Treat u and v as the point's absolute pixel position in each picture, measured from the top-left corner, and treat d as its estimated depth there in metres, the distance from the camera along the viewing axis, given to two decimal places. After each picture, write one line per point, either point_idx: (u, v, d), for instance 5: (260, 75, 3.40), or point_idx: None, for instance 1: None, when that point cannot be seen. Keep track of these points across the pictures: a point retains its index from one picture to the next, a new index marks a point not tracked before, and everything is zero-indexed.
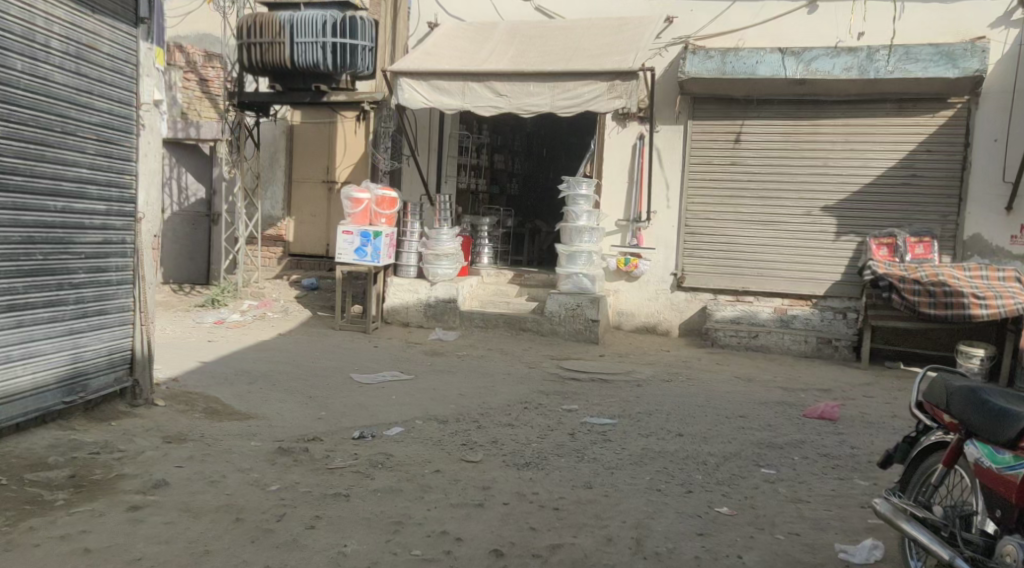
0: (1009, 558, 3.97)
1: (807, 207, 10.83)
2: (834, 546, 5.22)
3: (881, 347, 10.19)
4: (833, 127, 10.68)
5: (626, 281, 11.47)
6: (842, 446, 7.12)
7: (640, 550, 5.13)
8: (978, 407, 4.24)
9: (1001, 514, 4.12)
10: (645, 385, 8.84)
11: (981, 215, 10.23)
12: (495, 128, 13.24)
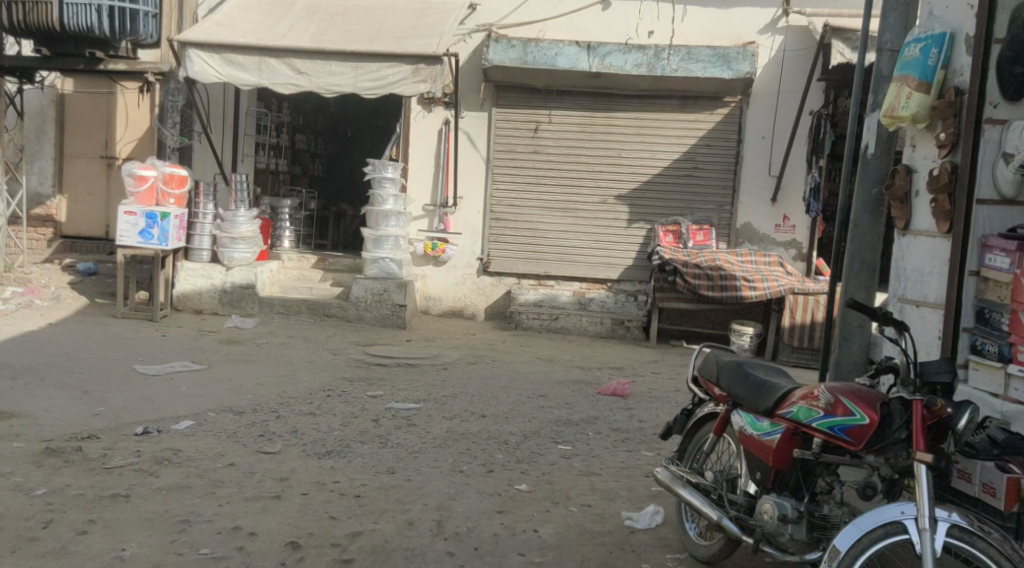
0: (767, 516, 4.11)
1: (604, 195, 11.22)
2: (621, 514, 5.41)
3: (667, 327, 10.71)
4: (626, 121, 11.07)
5: (432, 266, 11.40)
6: (632, 420, 7.42)
7: (441, 532, 5.09)
8: (743, 379, 4.51)
9: (761, 477, 4.29)
10: (450, 368, 8.88)
11: (751, 206, 10.93)
12: (295, 106, 12.86)
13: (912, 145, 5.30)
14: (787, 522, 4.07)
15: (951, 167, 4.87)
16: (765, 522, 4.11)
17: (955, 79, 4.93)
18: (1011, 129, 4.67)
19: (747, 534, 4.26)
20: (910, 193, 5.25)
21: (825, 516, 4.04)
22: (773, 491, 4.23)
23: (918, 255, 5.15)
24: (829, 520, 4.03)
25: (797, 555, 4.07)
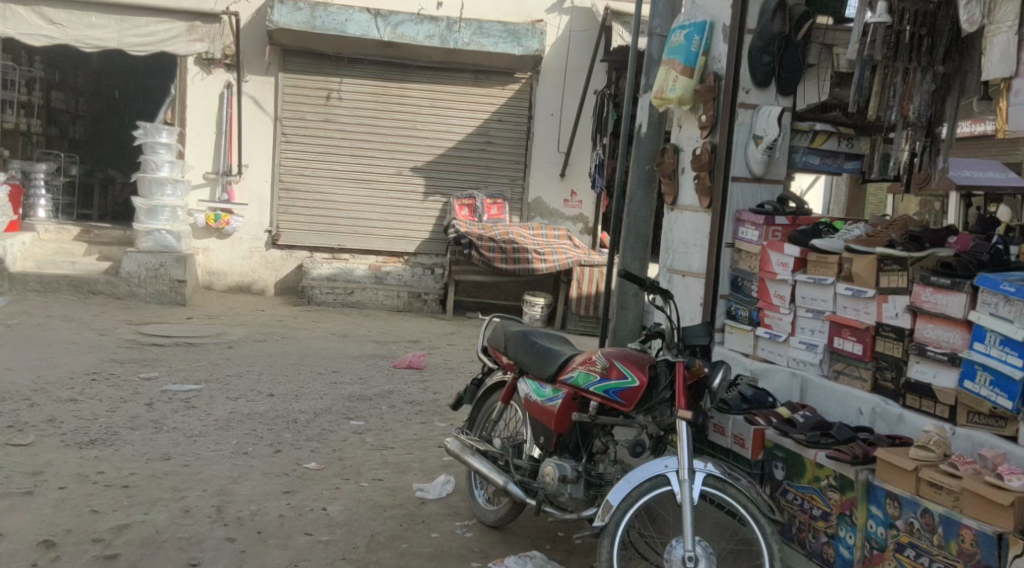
0: (549, 478, 4.23)
1: (399, 166, 11.20)
2: (412, 486, 5.45)
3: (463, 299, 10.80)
4: (419, 92, 11.06)
5: (216, 239, 10.94)
6: (427, 393, 7.48)
7: (220, 518, 4.93)
8: (529, 348, 4.63)
9: (545, 440, 4.43)
10: (236, 346, 8.61)
11: (542, 180, 11.23)
12: (48, 61, 11.94)
13: (680, 127, 5.63)
14: (566, 483, 4.20)
15: (711, 147, 5.20)
16: (547, 484, 4.24)
17: (714, 65, 5.27)
18: (760, 113, 5.04)
19: (531, 497, 4.40)
20: (678, 170, 5.58)
21: (601, 474, 4.24)
22: (555, 455, 4.38)
23: (684, 228, 5.50)
24: (604, 478, 4.24)
25: (575, 513, 4.24)
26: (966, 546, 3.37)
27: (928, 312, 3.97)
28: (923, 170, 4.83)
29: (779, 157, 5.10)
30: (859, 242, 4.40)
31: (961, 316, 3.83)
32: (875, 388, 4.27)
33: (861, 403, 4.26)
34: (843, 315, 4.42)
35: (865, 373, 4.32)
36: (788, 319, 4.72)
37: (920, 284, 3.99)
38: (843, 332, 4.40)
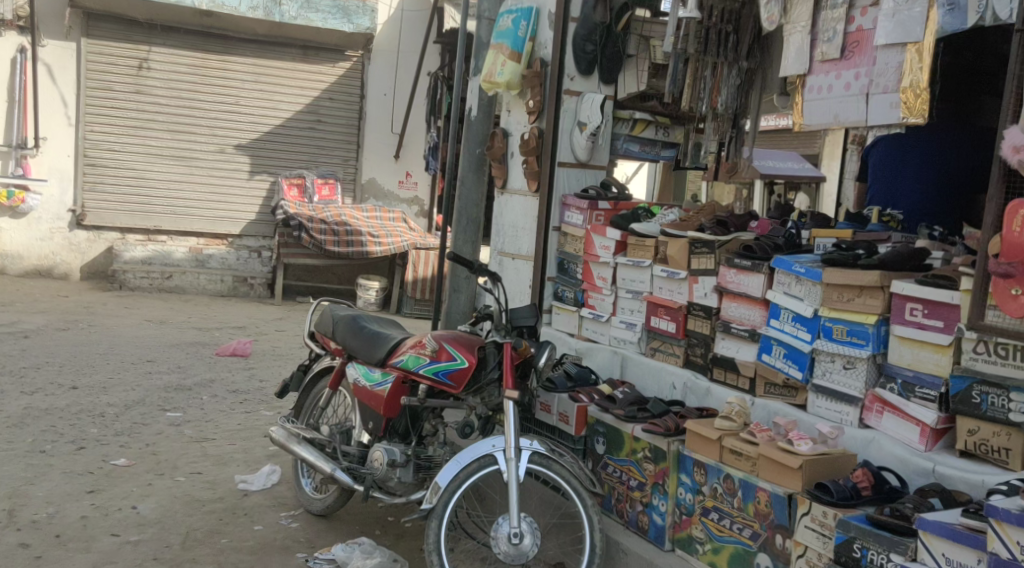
0: (378, 463, 4.25)
1: (221, 143, 10.84)
2: (234, 479, 5.33)
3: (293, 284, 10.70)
4: (243, 65, 10.77)
5: (9, 218, 10.21)
6: (252, 381, 7.32)
7: (13, 522, 4.64)
8: (358, 332, 4.61)
9: (374, 426, 4.43)
10: (35, 336, 8.13)
11: (376, 162, 11.17)
12: None
13: (508, 111, 5.71)
14: (395, 467, 4.24)
15: (538, 132, 5.33)
16: (376, 470, 4.25)
17: (539, 51, 5.38)
18: (584, 100, 5.21)
19: (359, 483, 4.40)
20: (507, 154, 5.66)
21: (430, 457, 4.29)
22: (384, 440, 4.39)
23: (513, 211, 5.61)
24: (433, 460, 4.29)
25: (403, 497, 4.27)
26: (762, 507, 3.62)
27: (732, 292, 4.25)
28: (729, 160, 5.12)
29: (603, 144, 5.33)
30: (674, 226, 4.62)
31: (759, 296, 4.12)
32: (687, 363, 4.52)
33: (674, 379, 4.50)
34: (659, 295, 4.64)
35: (678, 350, 4.56)
36: (609, 300, 4.92)
37: (725, 266, 4.26)
38: (659, 312, 4.62)
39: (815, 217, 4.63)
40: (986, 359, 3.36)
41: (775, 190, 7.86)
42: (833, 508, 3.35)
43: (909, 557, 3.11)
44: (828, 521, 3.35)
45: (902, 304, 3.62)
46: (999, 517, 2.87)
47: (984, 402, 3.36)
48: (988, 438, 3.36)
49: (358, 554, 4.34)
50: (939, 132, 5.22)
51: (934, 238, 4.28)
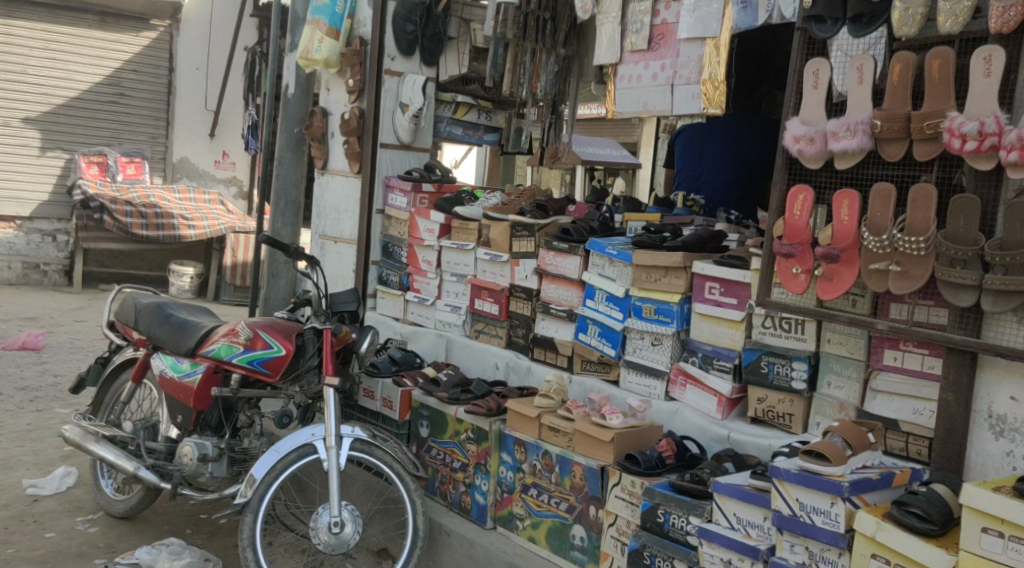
0: (187, 458, 4.10)
1: (5, 116, 10.06)
2: (21, 484, 5.03)
3: (94, 270, 10.23)
4: (29, 30, 10.05)
5: None
6: (44, 376, 6.93)
7: None
8: (163, 321, 4.43)
9: (183, 419, 4.31)
10: None
11: (188, 140, 10.76)
12: None
13: (328, 89, 5.59)
14: (206, 462, 4.11)
15: (359, 112, 5.28)
16: (186, 465, 4.10)
17: (359, 29, 5.35)
18: (405, 82, 5.21)
19: (166, 481, 4.23)
20: (328, 134, 5.54)
21: (245, 449, 4.19)
22: (195, 433, 4.26)
23: (334, 192, 5.54)
24: (248, 452, 4.19)
25: (215, 492, 4.13)
26: (577, 480, 3.76)
27: (551, 274, 4.37)
28: (551, 144, 5.37)
29: (425, 126, 5.34)
30: (495, 209, 4.73)
31: (576, 276, 4.25)
32: (509, 344, 4.62)
33: (496, 359, 4.59)
34: (482, 278, 4.72)
35: (501, 331, 4.65)
36: (434, 284, 4.96)
37: (544, 249, 4.37)
38: (483, 295, 4.69)
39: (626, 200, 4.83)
40: (773, 332, 3.66)
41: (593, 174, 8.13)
42: (641, 478, 3.54)
43: (707, 519, 3.34)
44: (636, 489, 3.55)
45: (702, 284, 3.86)
46: (782, 477, 3.08)
47: (771, 372, 3.65)
48: (774, 405, 3.66)
49: (163, 556, 4.18)
50: (729, 122, 5.45)
51: (730, 221, 4.58)
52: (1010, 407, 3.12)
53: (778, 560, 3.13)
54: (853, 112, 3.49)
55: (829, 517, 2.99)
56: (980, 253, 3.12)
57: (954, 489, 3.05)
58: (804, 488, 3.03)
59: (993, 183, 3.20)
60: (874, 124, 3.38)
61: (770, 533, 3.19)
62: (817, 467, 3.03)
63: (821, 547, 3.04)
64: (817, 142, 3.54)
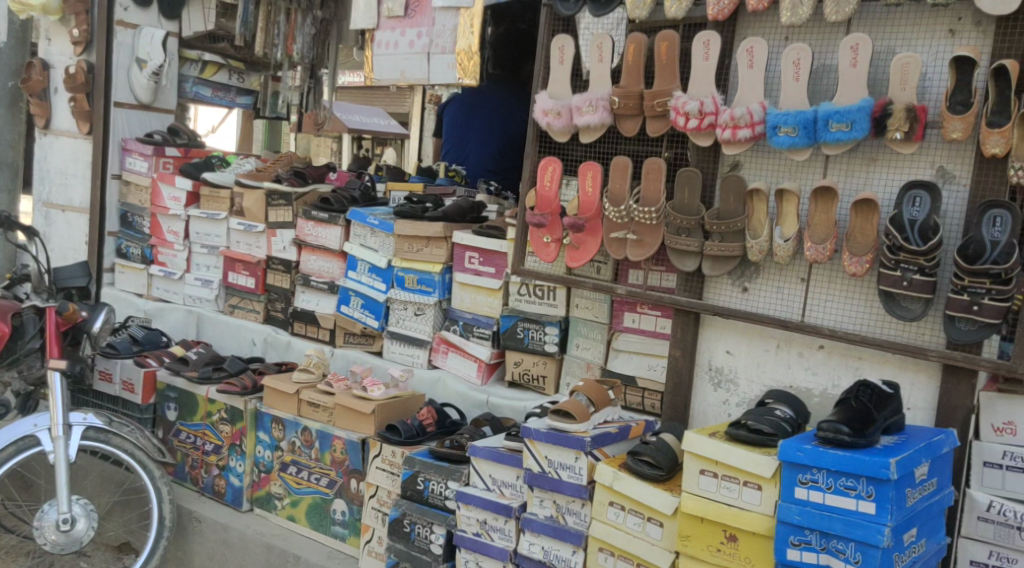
0: None
1: None
2: None
3: None
4: None
5: None
6: None
7: None
8: None
9: None
10: None
11: None
12: None
13: (48, 40, 5.26)
14: None
15: (86, 67, 5.03)
16: None
17: None
18: (141, 34, 5.03)
19: None
20: (49, 89, 5.23)
21: None
22: None
23: (60, 155, 5.28)
24: None
25: None
26: (338, 455, 3.71)
27: (310, 244, 4.33)
28: (311, 112, 6.02)
29: (166, 86, 5.23)
30: (249, 176, 4.62)
31: (337, 247, 4.23)
32: (267, 319, 4.55)
33: (253, 335, 4.49)
34: (236, 250, 4.65)
35: (257, 305, 4.56)
36: (182, 257, 4.84)
37: (303, 218, 4.33)
38: (236, 268, 4.62)
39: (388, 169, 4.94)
40: (528, 299, 3.79)
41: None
42: (401, 447, 3.55)
43: (463, 483, 3.42)
44: (396, 460, 3.55)
45: (462, 253, 3.93)
46: (531, 437, 3.23)
47: (526, 338, 3.77)
48: (530, 368, 3.80)
49: None
50: (491, 97, 5.11)
51: (490, 192, 4.66)
52: (726, 361, 3.45)
53: (530, 516, 3.27)
54: (594, 89, 3.63)
55: (573, 471, 3.17)
56: (702, 223, 3.40)
57: (678, 436, 3.29)
58: (551, 445, 3.20)
59: (711, 156, 3.53)
60: (613, 101, 3.54)
61: (522, 491, 3.32)
62: (564, 424, 3.20)
63: (566, 499, 3.22)
64: (563, 117, 3.64)
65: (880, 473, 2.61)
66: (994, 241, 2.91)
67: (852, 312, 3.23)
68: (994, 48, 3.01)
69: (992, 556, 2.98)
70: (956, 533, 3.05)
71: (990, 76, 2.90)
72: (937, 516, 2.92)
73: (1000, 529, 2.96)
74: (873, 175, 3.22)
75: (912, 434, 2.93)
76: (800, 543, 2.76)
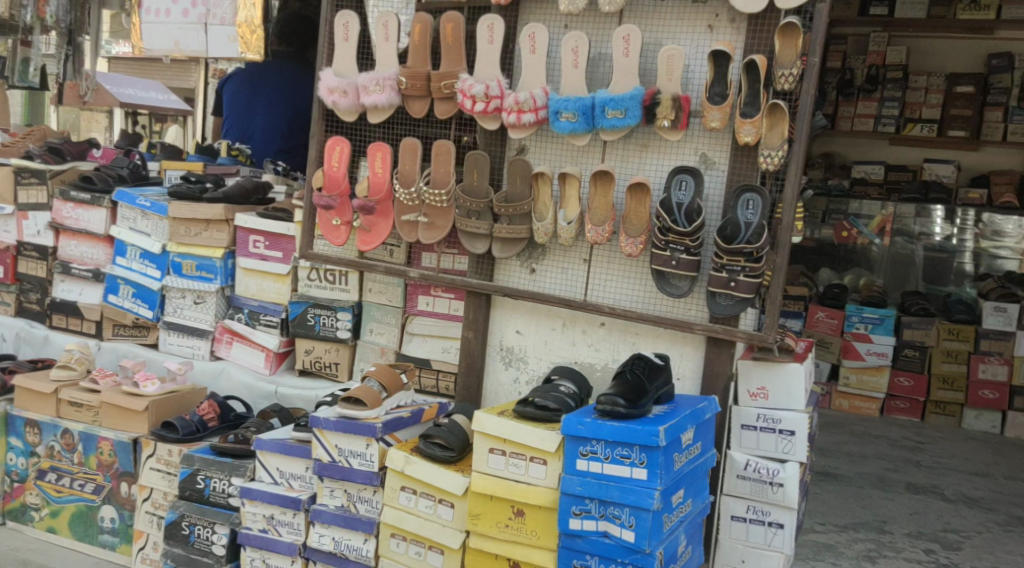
0: None
1: None
2: None
3: None
4: None
5: None
6: None
7: None
8: None
9: None
10: None
11: None
12: None
13: None
14: None
15: None
16: None
17: None
18: None
19: None
20: None
21: None
22: None
23: None
24: None
25: None
26: (104, 458, 3.42)
27: (70, 229, 4.02)
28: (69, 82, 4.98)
29: None
30: None
31: (102, 232, 3.95)
32: (19, 311, 4.25)
33: (5, 329, 4.21)
34: None
35: (9, 296, 4.25)
36: None
37: (60, 200, 4.00)
38: None
39: (163, 147, 4.75)
40: (318, 284, 3.69)
41: (135, 118, 7.58)
42: (178, 445, 3.32)
43: (248, 478, 3.21)
44: (172, 459, 3.31)
45: (246, 237, 3.78)
46: (321, 426, 3.07)
47: (317, 323, 3.67)
48: (321, 355, 3.71)
49: None
50: (277, 72, 4.81)
51: (278, 172, 4.56)
52: (516, 340, 3.49)
53: (319, 507, 3.11)
54: (380, 69, 3.51)
55: (364, 459, 3.04)
56: (490, 205, 3.38)
57: (469, 417, 3.22)
58: (341, 434, 3.06)
59: (499, 141, 3.47)
60: (400, 81, 3.42)
61: (312, 482, 3.15)
62: (354, 412, 3.06)
63: (357, 488, 3.08)
64: (349, 95, 3.50)
65: (650, 440, 2.64)
66: (748, 222, 3.08)
67: (630, 289, 3.32)
68: (746, 44, 3.14)
69: (749, 509, 3.19)
70: (719, 491, 3.23)
71: (742, 69, 3.03)
72: (700, 477, 2.96)
73: (755, 485, 3.16)
74: (645, 161, 3.30)
75: (679, 402, 2.98)
76: (581, 512, 2.73)
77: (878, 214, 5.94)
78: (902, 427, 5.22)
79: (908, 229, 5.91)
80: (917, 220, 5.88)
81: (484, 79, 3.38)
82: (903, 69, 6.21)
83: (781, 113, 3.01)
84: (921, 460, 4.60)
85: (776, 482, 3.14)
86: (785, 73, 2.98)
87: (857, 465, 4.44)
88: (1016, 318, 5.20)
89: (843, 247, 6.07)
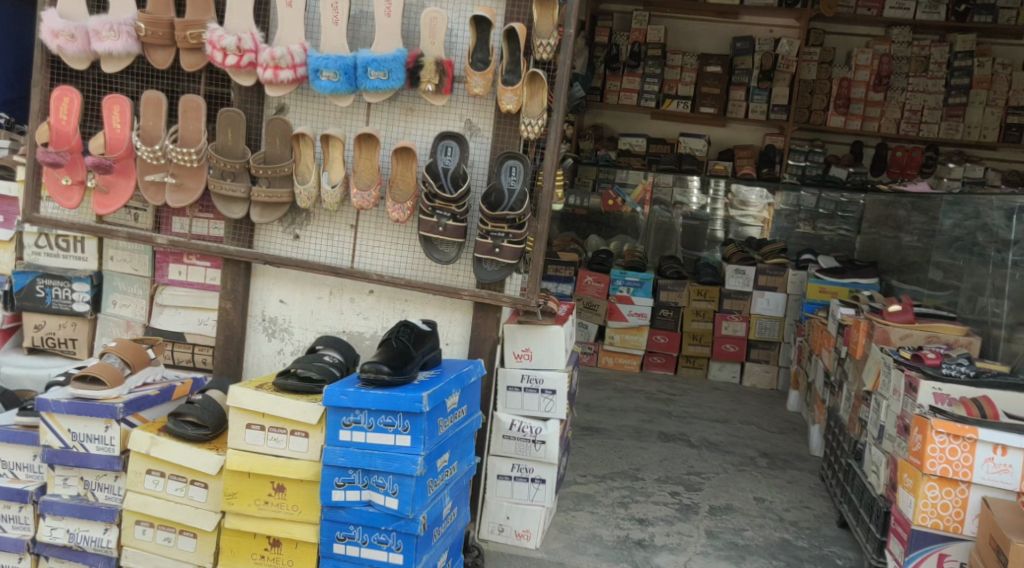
0: None
1: None
2: None
3: None
4: None
5: None
6: None
7: None
8: None
9: None
10: None
11: None
12: None
13: None
14: None
15: None
16: None
17: None
18: None
19: None
20: None
21: None
22: None
23: None
24: None
25: None
26: None
27: None
28: None
29: None
30: None
31: None
32: None
33: None
34: None
35: None
36: None
37: None
38: None
39: None
40: (48, 252, 3.37)
41: None
42: None
43: None
44: None
45: None
46: (49, 410, 2.79)
47: (48, 296, 3.36)
48: (55, 331, 3.40)
49: None
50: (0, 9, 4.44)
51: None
52: (280, 310, 3.32)
53: (50, 498, 2.84)
54: (115, 13, 3.19)
55: (102, 443, 2.80)
56: (247, 166, 3.17)
57: (226, 393, 3.02)
58: (75, 417, 2.79)
59: (255, 98, 3.25)
60: (138, 27, 3.12)
61: (40, 472, 2.88)
62: (89, 392, 2.80)
63: (95, 474, 2.83)
64: (77, 40, 3.16)
65: (413, 407, 2.58)
66: (511, 189, 3.09)
67: (397, 256, 3.24)
68: (506, 12, 3.09)
69: (514, 468, 3.22)
70: (486, 453, 3.24)
71: (503, 36, 3.01)
72: (465, 440, 2.94)
73: (520, 444, 3.20)
74: (411, 125, 3.21)
75: (446, 367, 2.94)
76: (344, 483, 2.63)
77: (641, 183, 6.22)
78: (659, 380, 5.51)
79: (667, 198, 6.20)
80: (675, 189, 6.18)
81: (234, 30, 3.16)
82: (661, 47, 6.51)
83: (541, 82, 3.03)
84: (673, 410, 4.86)
85: (539, 440, 3.19)
86: (543, 43, 2.99)
87: (617, 418, 4.62)
88: (752, 280, 5.58)
89: (609, 214, 6.25)
